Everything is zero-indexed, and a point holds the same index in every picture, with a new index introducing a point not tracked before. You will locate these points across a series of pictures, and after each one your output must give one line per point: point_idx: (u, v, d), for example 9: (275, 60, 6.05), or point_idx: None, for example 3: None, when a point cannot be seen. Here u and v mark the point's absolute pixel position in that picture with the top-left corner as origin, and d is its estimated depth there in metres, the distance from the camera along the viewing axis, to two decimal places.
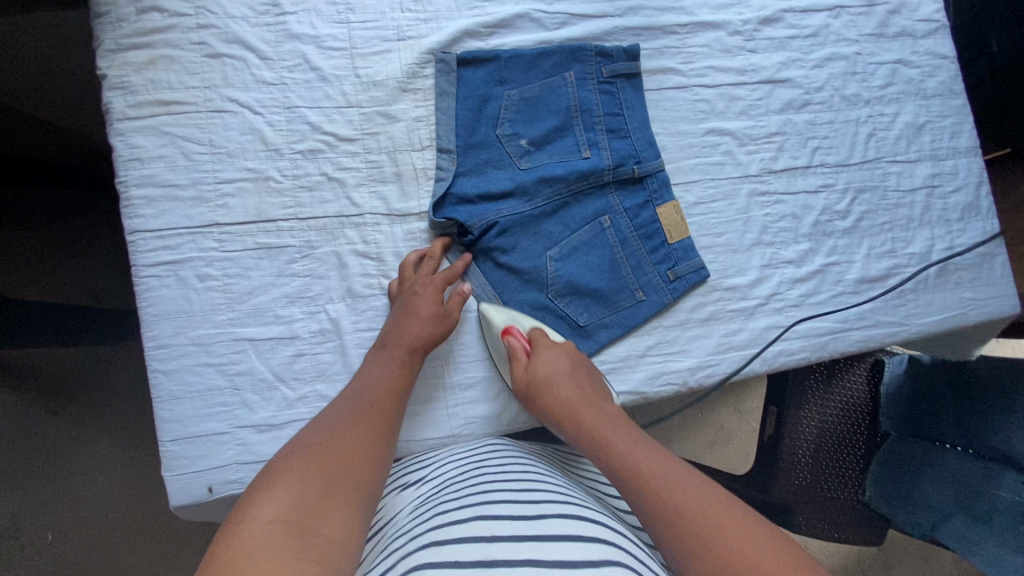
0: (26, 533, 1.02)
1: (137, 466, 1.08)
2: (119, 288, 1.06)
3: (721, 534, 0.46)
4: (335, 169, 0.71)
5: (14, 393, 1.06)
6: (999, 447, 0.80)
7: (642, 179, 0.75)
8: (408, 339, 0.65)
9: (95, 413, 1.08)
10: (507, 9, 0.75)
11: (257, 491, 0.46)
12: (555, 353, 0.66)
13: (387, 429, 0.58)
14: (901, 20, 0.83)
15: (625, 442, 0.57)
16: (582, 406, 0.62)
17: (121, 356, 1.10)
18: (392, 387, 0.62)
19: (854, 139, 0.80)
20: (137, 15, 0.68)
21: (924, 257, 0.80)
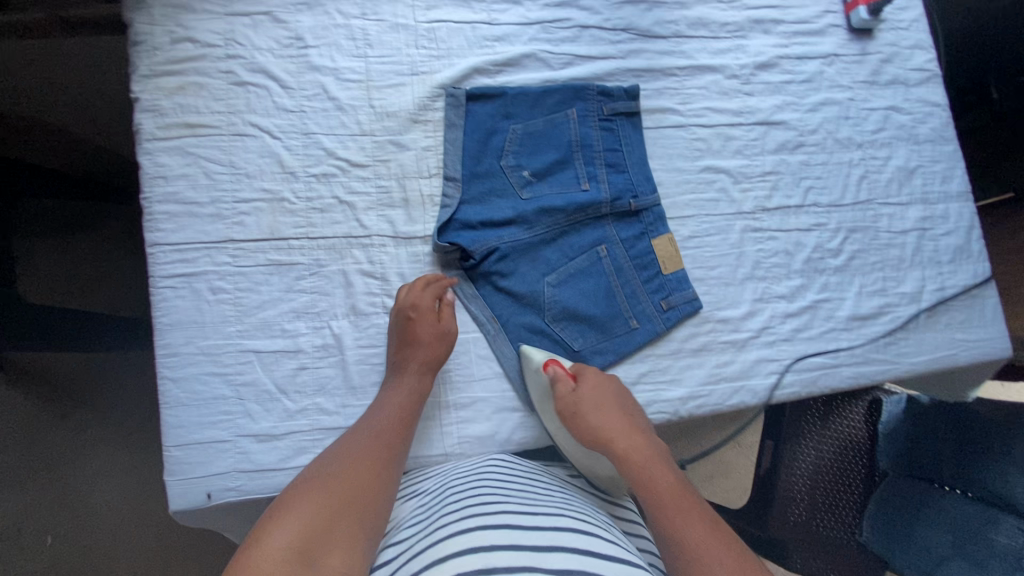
0: (28, 536, 1.05)
1: (139, 473, 1.10)
2: (137, 298, 1.11)
3: None
4: (346, 192, 0.75)
5: (22, 397, 1.09)
6: (999, 491, 0.80)
7: (639, 213, 0.78)
8: (412, 360, 0.68)
9: (100, 419, 1.11)
10: (515, 49, 0.80)
11: (273, 517, 0.51)
12: (603, 389, 0.69)
13: (394, 453, 0.62)
14: (893, 69, 0.87)
15: (665, 487, 0.60)
16: (627, 442, 0.64)
17: (128, 365, 1.13)
18: (401, 412, 0.65)
19: (847, 181, 0.83)
20: (172, 45, 0.73)
21: (915, 296, 0.82)
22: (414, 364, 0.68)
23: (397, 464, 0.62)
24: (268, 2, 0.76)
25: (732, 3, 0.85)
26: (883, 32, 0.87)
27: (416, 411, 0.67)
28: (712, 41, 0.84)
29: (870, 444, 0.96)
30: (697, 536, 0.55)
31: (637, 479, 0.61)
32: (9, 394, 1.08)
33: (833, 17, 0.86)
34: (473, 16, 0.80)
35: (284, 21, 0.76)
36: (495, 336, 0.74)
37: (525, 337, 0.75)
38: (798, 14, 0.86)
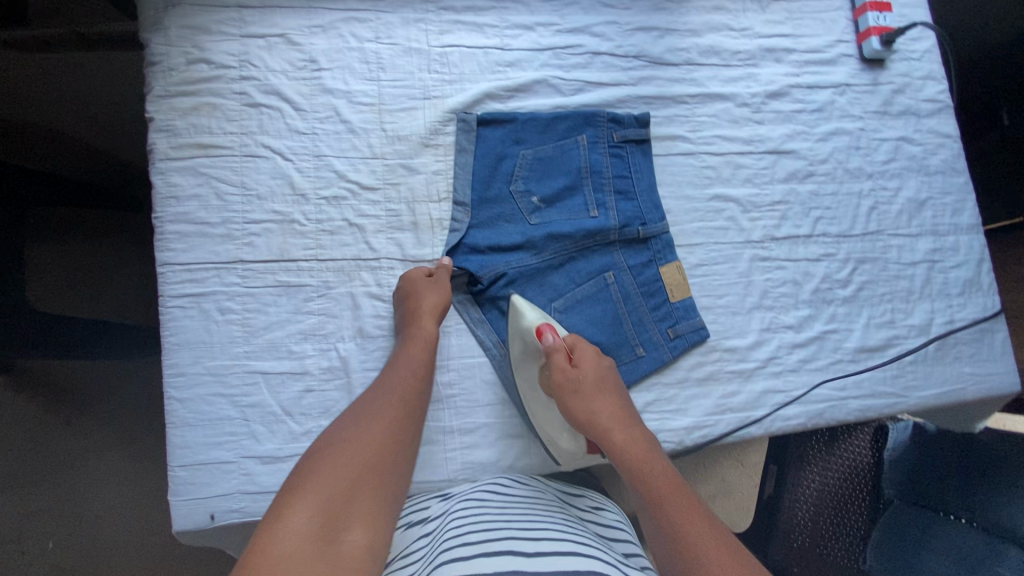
0: (29, 540, 1.05)
1: (141, 480, 1.11)
2: (143, 307, 1.12)
3: None
4: (355, 215, 0.75)
5: (27, 401, 1.09)
6: (1002, 522, 0.77)
7: (647, 240, 0.78)
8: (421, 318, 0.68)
9: (104, 424, 1.11)
10: (527, 75, 0.80)
11: (292, 489, 0.51)
12: (599, 371, 0.69)
13: (410, 416, 0.60)
14: (905, 99, 0.86)
15: (660, 475, 0.60)
16: (622, 430, 0.65)
17: (133, 374, 1.14)
18: (413, 374, 0.64)
19: (856, 211, 0.83)
20: (187, 66, 0.74)
21: (924, 329, 0.81)
22: (419, 333, 0.68)
23: (414, 426, 0.60)
24: (283, 25, 0.77)
25: (743, 32, 0.85)
26: (895, 62, 0.87)
27: (427, 372, 0.66)
28: (724, 69, 0.84)
29: (874, 470, 0.96)
30: (691, 528, 0.55)
31: (632, 467, 0.62)
32: (13, 399, 1.08)
33: (845, 46, 0.86)
34: (486, 42, 0.80)
35: (299, 43, 0.77)
36: (501, 361, 0.74)
37: None
38: (809, 43, 0.86)
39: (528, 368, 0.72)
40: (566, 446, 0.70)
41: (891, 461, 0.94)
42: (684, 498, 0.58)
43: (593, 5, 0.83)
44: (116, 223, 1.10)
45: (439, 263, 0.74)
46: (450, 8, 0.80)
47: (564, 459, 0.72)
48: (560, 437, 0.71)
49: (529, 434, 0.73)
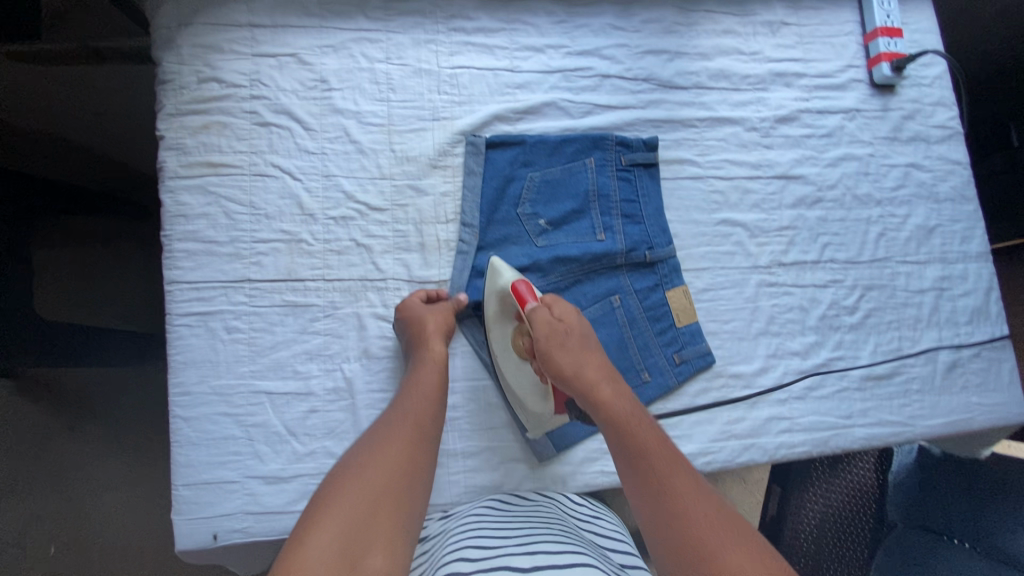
0: (32, 544, 1.05)
1: (143, 487, 1.11)
2: (148, 316, 1.09)
3: (723, 552, 0.49)
4: (363, 235, 0.75)
5: (30, 406, 1.08)
6: (1002, 546, 0.77)
7: (654, 264, 0.78)
8: (428, 341, 0.68)
9: (107, 431, 1.11)
10: (536, 97, 0.80)
11: (310, 519, 0.49)
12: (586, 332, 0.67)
13: (424, 440, 0.59)
14: (915, 125, 0.86)
15: (651, 439, 0.58)
16: (608, 387, 0.62)
17: (135, 380, 1.13)
18: (426, 398, 0.63)
19: (864, 237, 0.82)
20: (198, 84, 0.74)
21: (931, 358, 0.81)
22: (432, 355, 0.67)
23: (429, 451, 0.59)
24: (294, 44, 0.77)
25: (753, 56, 0.85)
26: (905, 88, 0.87)
27: (439, 393, 0.65)
28: (733, 93, 0.84)
29: (878, 492, 0.95)
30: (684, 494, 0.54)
31: (622, 430, 0.59)
32: (16, 404, 1.08)
33: (855, 71, 0.86)
34: (496, 63, 0.80)
35: (310, 62, 0.77)
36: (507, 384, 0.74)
37: None
38: (820, 67, 0.86)
39: (501, 329, 0.72)
40: (536, 409, 0.70)
41: (895, 483, 0.94)
42: (676, 462, 0.57)
43: (603, 27, 0.83)
44: (125, 231, 1.08)
45: (456, 297, 0.74)
46: (460, 29, 0.80)
47: (535, 428, 0.71)
48: (528, 399, 0.70)
49: (533, 459, 0.73)
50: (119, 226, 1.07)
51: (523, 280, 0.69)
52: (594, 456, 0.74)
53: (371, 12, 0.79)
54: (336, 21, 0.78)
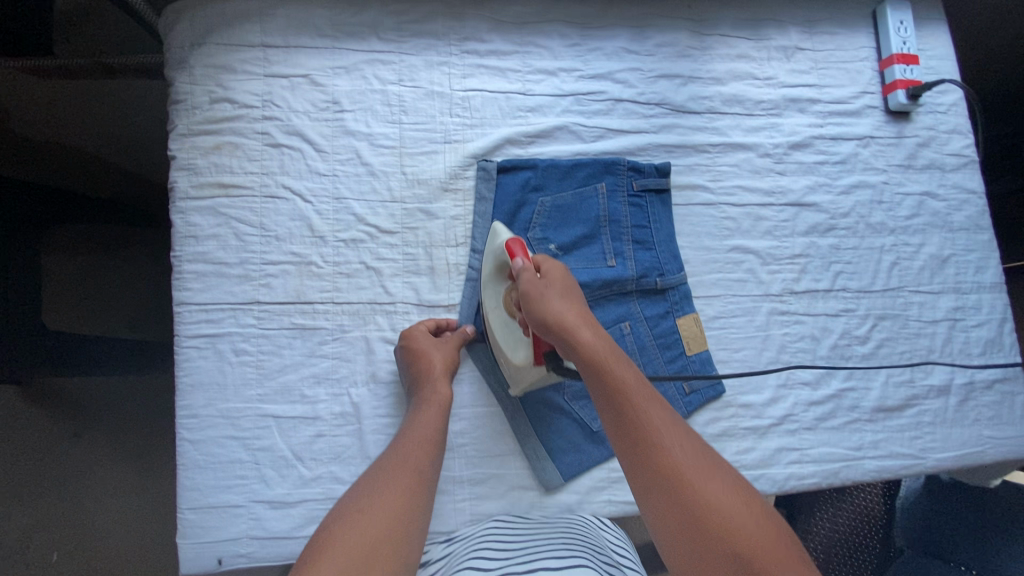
0: (34, 551, 1.05)
1: (146, 493, 1.11)
2: (156, 323, 1.11)
3: (705, 487, 0.52)
4: (373, 258, 0.75)
5: (37, 411, 1.08)
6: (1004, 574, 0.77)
7: (665, 291, 0.77)
8: (429, 380, 0.68)
9: (113, 438, 1.11)
10: (548, 121, 0.80)
11: (309, 565, 0.49)
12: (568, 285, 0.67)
13: (424, 482, 0.59)
14: (930, 153, 0.85)
15: (627, 376, 0.60)
16: (587, 331, 0.63)
17: (142, 388, 1.13)
18: (426, 437, 0.63)
19: (877, 266, 0.82)
20: (210, 104, 0.74)
21: (943, 389, 0.80)
22: (433, 395, 0.67)
23: (428, 492, 0.59)
24: (306, 65, 0.77)
25: (768, 81, 0.84)
26: (921, 115, 0.86)
27: (439, 438, 0.65)
28: (747, 118, 0.83)
29: (885, 516, 0.95)
30: (660, 429, 0.56)
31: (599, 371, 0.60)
32: (22, 409, 1.08)
33: (870, 98, 0.86)
34: (509, 86, 0.80)
35: (322, 84, 0.77)
36: (514, 412, 0.74)
37: (543, 414, 0.75)
38: (835, 93, 0.85)
39: (492, 288, 0.71)
40: (517, 360, 0.69)
41: (902, 508, 0.94)
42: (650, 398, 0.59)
43: (617, 50, 0.82)
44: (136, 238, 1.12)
45: (461, 329, 0.74)
46: (473, 51, 0.80)
47: (518, 385, 0.71)
48: (510, 351, 0.69)
49: (539, 487, 0.73)
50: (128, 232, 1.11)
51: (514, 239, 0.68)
52: (601, 485, 0.74)
53: (384, 33, 0.79)
54: (348, 42, 0.78)
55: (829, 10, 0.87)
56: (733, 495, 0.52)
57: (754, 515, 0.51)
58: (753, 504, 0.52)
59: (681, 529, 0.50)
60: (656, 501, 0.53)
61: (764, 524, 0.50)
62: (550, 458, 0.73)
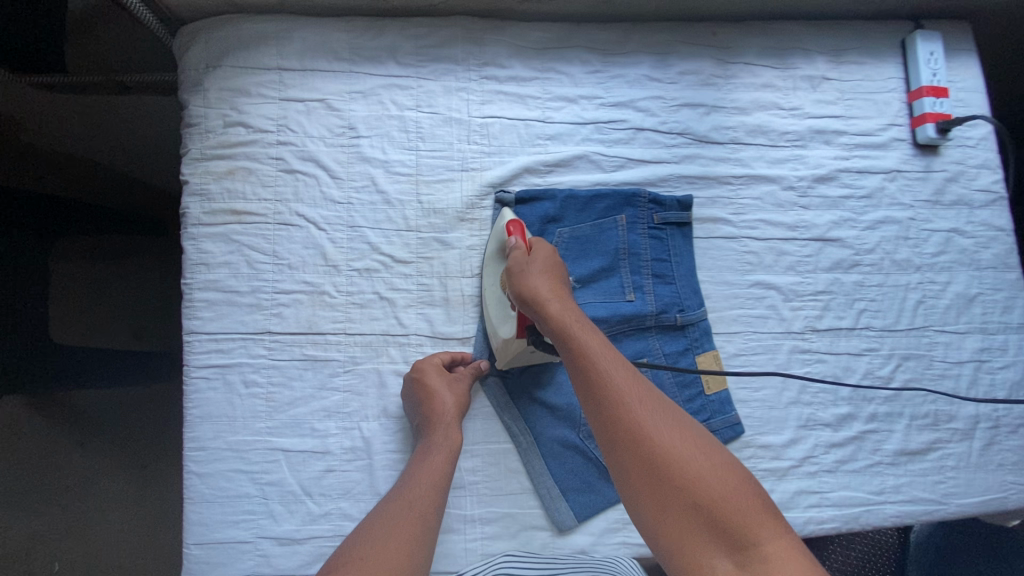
0: (35, 560, 1.01)
1: (150, 506, 1.08)
2: (160, 331, 1.10)
3: (665, 449, 0.52)
4: (387, 288, 0.74)
5: (40, 420, 1.05)
6: None
7: (684, 327, 0.76)
8: (437, 422, 0.67)
9: (119, 448, 1.09)
10: (568, 149, 0.78)
11: None
12: (549, 260, 0.67)
13: (426, 529, 0.58)
14: (958, 188, 0.83)
15: (592, 343, 0.59)
16: (557, 303, 0.62)
17: (149, 400, 1.11)
18: (431, 484, 0.62)
19: (902, 305, 0.80)
20: (224, 128, 0.73)
21: (967, 433, 0.78)
22: (441, 438, 0.66)
23: (430, 540, 0.58)
24: (322, 89, 0.75)
25: (793, 112, 0.82)
26: (949, 149, 0.84)
27: (445, 484, 0.64)
28: (771, 149, 0.81)
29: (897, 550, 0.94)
30: (626, 391, 0.56)
31: (570, 340, 0.60)
32: (25, 415, 1.04)
33: (897, 130, 0.84)
34: (528, 113, 0.78)
35: (338, 108, 0.75)
36: (527, 448, 0.73)
37: (557, 451, 0.73)
38: (861, 125, 0.83)
39: (495, 265, 0.73)
40: (505, 335, 0.69)
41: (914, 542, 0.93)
42: (619, 363, 0.58)
43: (639, 78, 0.80)
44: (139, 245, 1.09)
45: (477, 364, 0.73)
46: (492, 77, 0.78)
47: (500, 357, 0.72)
48: (500, 326, 0.70)
49: (552, 527, 0.71)
50: (132, 242, 1.08)
51: (513, 220, 0.70)
52: (615, 526, 0.72)
53: (403, 57, 0.77)
54: (365, 65, 0.76)
55: (857, 39, 0.85)
56: (695, 451, 0.52)
57: (718, 469, 0.51)
58: (718, 459, 0.52)
59: (645, 487, 0.51)
60: (618, 460, 0.53)
61: (724, 478, 0.50)
62: (564, 497, 0.72)
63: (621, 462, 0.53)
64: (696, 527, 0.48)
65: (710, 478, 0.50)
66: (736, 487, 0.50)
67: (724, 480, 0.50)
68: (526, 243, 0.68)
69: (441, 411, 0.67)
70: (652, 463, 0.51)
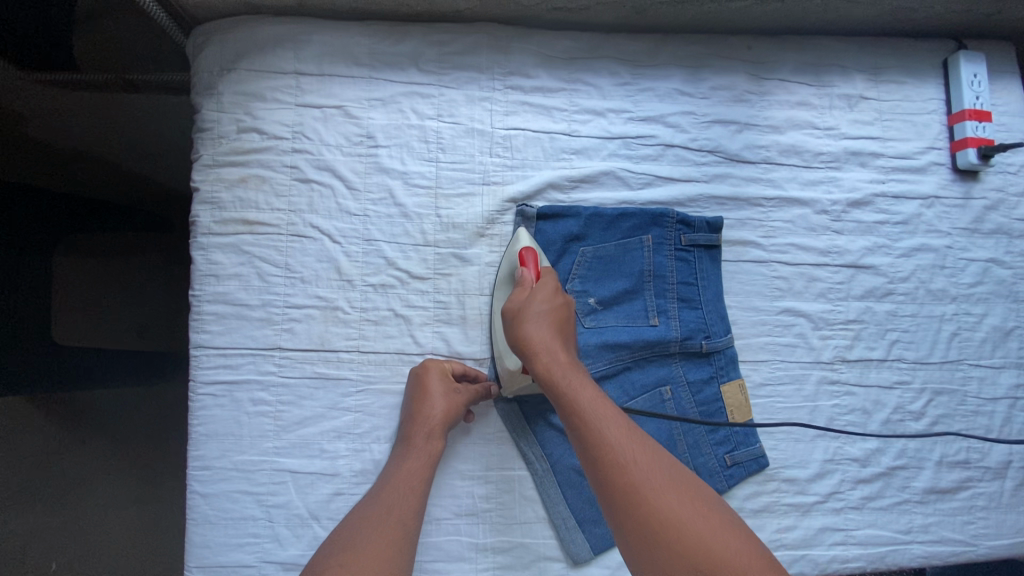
0: (32, 558, 0.99)
1: (151, 507, 1.05)
2: (168, 329, 1.05)
3: (664, 504, 0.49)
4: (402, 306, 0.71)
5: (40, 416, 1.02)
6: None
7: (709, 354, 0.73)
8: (424, 427, 0.64)
9: (119, 447, 1.05)
10: (593, 165, 0.75)
11: None
12: (552, 296, 0.64)
13: (405, 537, 0.57)
14: (998, 216, 0.80)
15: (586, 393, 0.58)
16: (554, 350, 0.61)
17: (149, 398, 1.08)
18: (410, 489, 0.61)
19: (935, 336, 0.77)
20: (238, 134, 0.70)
21: (1000, 472, 0.75)
22: (427, 444, 0.64)
23: (410, 548, 0.57)
24: (341, 95, 0.72)
25: (828, 132, 0.79)
26: (989, 175, 0.81)
27: (427, 488, 0.62)
28: (804, 171, 0.78)
29: None
30: (621, 445, 0.53)
31: (565, 392, 0.58)
32: (25, 410, 1.01)
33: (935, 154, 0.80)
34: (553, 126, 0.75)
35: (356, 116, 0.72)
36: (543, 476, 0.70)
37: (574, 480, 0.70)
38: (899, 148, 0.80)
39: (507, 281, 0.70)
40: (510, 366, 0.67)
41: None
42: (615, 416, 0.56)
43: (670, 92, 0.77)
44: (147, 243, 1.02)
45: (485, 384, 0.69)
46: (517, 87, 0.75)
47: (507, 387, 0.69)
48: (504, 356, 0.68)
49: (567, 558, 0.69)
50: (136, 240, 1.00)
51: (529, 246, 0.68)
52: None
53: (425, 64, 0.74)
54: (386, 71, 0.73)
55: (897, 57, 0.82)
56: (695, 510, 0.49)
57: (719, 529, 0.48)
58: (717, 518, 0.49)
59: (644, 550, 0.48)
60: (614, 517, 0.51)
61: (728, 539, 0.48)
62: (580, 528, 0.69)
63: (619, 524, 0.50)
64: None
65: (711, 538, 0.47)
66: (739, 548, 0.47)
67: (726, 541, 0.47)
68: (534, 276, 0.66)
69: (425, 416, 0.64)
70: (649, 525, 0.48)
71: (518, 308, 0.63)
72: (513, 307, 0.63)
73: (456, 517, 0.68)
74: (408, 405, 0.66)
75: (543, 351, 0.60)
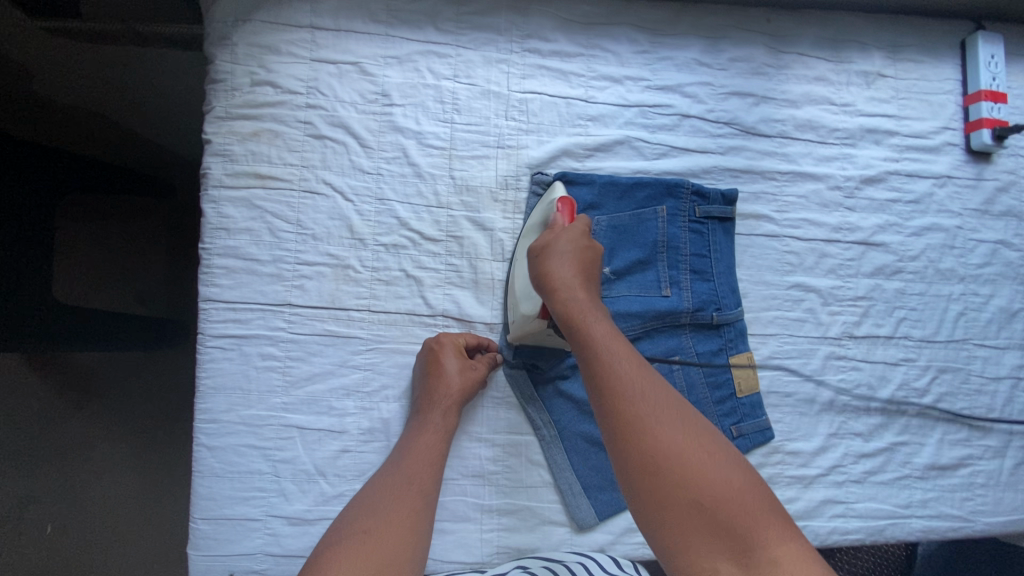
0: (27, 522, 0.98)
1: (152, 471, 1.04)
2: (169, 297, 1.06)
3: (672, 443, 0.48)
4: (414, 266, 0.70)
5: (39, 380, 1.01)
6: None
7: (719, 326, 0.73)
8: (440, 403, 0.64)
9: (118, 414, 1.04)
10: (610, 133, 0.75)
11: None
12: (581, 238, 0.63)
13: (425, 509, 0.57)
14: (1008, 199, 0.81)
15: (602, 332, 0.56)
16: (574, 288, 0.59)
17: (148, 366, 1.06)
18: (428, 461, 0.61)
19: (942, 316, 0.77)
20: (251, 87, 0.68)
21: (999, 451, 0.76)
22: (440, 417, 0.64)
23: (430, 519, 0.57)
24: (356, 52, 0.71)
25: (844, 108, 0.79)
26: (1002, 157, 0.81)
27: (442, 461, 0.63)
28: (819, 146, 0.78)
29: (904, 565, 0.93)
30: (634, 383, 0.52)
31: (579, 323, 0.57)
32: (25, 376, 1.00)
33: (950, 134, 0.81)
34: (570, 92, 0.75)
35: (372, 74, 0.71)
36: (551, 441, 0.70)
37: (581, 446, 0.70)
38: (914, 127, 0.80)
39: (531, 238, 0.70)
40: (526, 310, 0.66)
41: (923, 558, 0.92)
42: (630, 355, 0.55)
43: (688, 61, 0.77)
44: (153, 207, 1.04)
45: (491, 352, 0.70)
46: (535, 50, 0.74)
47: (512, 330, 0.69)
48: (522, 301, 0.67)
49: (571, 524, 0.69)
50: (142, 204, 1.03)
51: (567, 197, 0.67)
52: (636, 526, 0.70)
53: (442, 24, 0.73)
54: (403, 30, 0.72)
55: (916, 36, 0.81)
56: (704, 453, 0.49)
57: (726, 472, 0.48)
58: (725, 460, 0.49)
59: (643, 480, 0.48)
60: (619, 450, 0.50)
61: (736, 482, 0.48)
62: (586, 493, 0.69)
63: (618, 449, 0.50)
64: (700, 530, 0.45)
65: (715, 479, 0.47)
66: (742, 489, 0.47)
67: (733, 486, 0.47)
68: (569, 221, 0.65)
69: (441, 392, 0.64)
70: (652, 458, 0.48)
71: (542, 248, 0.62)
72: (539, 247, 0.63)
73: (464, 478, 0.68)
74: (422, 379, 0.65)
75: (560, 284, 0.60)
